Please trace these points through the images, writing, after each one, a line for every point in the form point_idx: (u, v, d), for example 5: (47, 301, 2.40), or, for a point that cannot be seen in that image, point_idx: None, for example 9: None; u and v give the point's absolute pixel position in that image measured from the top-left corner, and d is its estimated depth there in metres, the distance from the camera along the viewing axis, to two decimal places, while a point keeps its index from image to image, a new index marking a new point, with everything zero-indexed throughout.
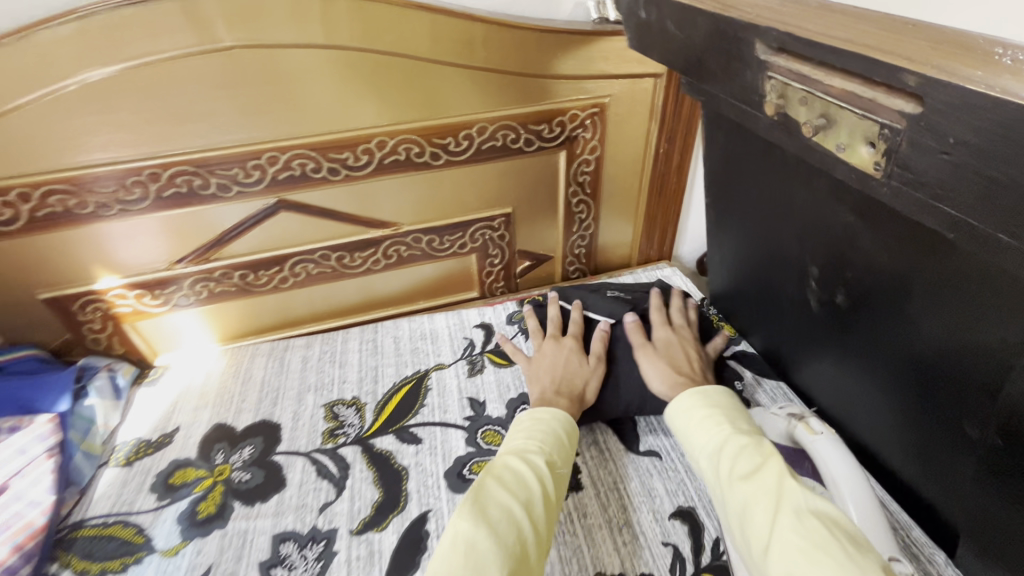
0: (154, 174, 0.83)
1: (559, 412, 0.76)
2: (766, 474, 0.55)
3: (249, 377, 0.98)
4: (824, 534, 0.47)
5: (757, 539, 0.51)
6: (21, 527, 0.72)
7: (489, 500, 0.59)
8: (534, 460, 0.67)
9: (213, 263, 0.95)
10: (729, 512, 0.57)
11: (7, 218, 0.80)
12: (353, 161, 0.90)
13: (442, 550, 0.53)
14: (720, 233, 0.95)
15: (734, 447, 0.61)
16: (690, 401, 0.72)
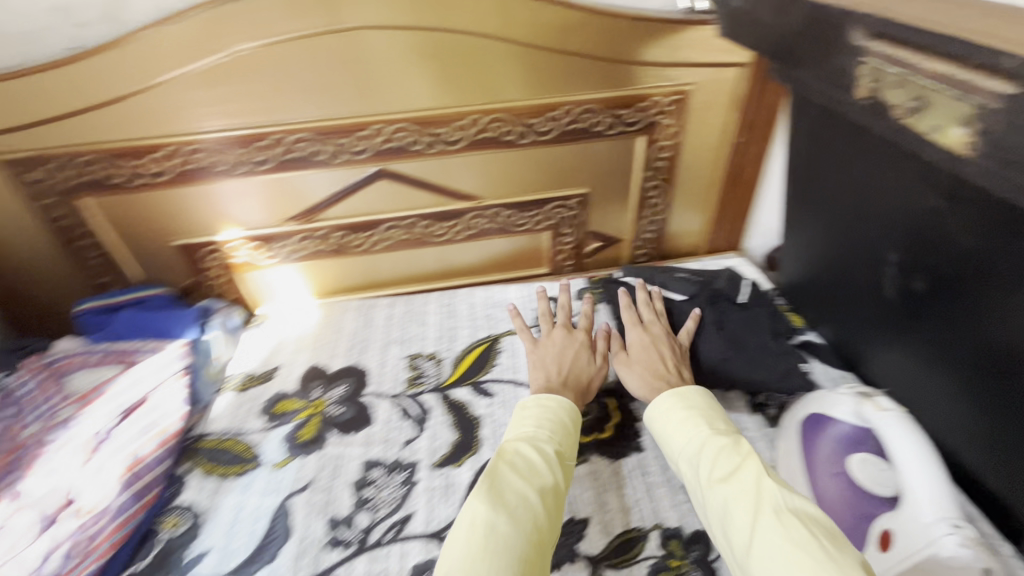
0: (277, 139, 0.94)
1: (564, 399, 0.77)
2: (745, 474, 0.58)
3: (340, 328, 1.09)
4: (805, 532, 0.50)
5: (738, 536, 0.54)
6: (160, 430, 0.84)
7: (503, 487, 0.61)
8: (544, 448, 0.68)
9: (317, 223, 1.06)
10: (709, 510, 0.60)
11: (159, 171, 0.94)
12: (448, 136, 0.98)
13: (460, 533, 0.56)
14: (800, 221, 0.96)
15: (713, 449, 0.64)
16: (669, 401, 0.74)
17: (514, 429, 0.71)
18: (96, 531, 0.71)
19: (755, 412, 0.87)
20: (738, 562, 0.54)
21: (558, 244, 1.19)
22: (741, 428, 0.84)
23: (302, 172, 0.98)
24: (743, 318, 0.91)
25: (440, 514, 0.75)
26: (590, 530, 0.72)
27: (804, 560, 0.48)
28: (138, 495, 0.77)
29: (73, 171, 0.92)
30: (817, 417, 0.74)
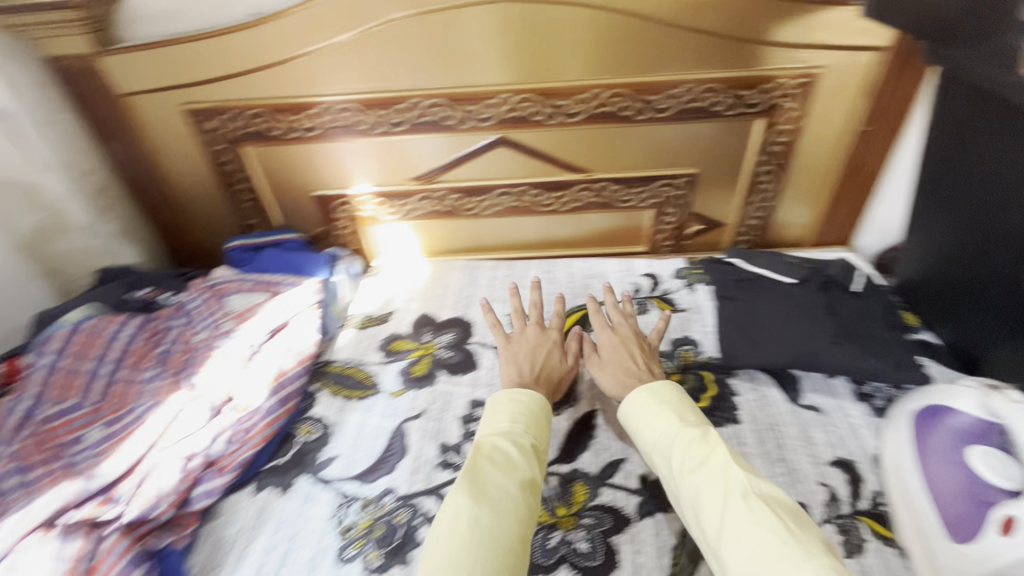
0: (415, 103, 1.02)
1: (535, 392, 0.78)
2: (714, 464, 0.62)
3: (448, 284, 1.18)
4: (772, 519, 0.55)
5: (710, 523, 0.58)
6: (299, 351, 0.95)
7: (483, 483, 0.63)
8: (520, 441, 0.69)
9: (437, 184, 1.14)
10: (680, 498, 0.64)
11: (311, 126, 1.06)
12: (569, 109, 1.03)
13: (447, 525, 0.59)
14: (931, 213, 0.92)
15: (684, 440, 0.66)
16: (641, 396, 0.76)
17: (491, 422, 0.72)
18: (253, 425, 0.84)
19: (860, 400, 0.86)
20: (710, 547, 0.59)
21: (659, 223, 1.21)
22: (845, 414, 0.84)
23: (421, 137, 1.07)
24: (858, 311, 0.92)
25: None
26: None
27: (773, 544, 0.53)
28: (283, 401, 0.89)
29: (240, 123, 1.05)
30: (932, 409, 0.73)
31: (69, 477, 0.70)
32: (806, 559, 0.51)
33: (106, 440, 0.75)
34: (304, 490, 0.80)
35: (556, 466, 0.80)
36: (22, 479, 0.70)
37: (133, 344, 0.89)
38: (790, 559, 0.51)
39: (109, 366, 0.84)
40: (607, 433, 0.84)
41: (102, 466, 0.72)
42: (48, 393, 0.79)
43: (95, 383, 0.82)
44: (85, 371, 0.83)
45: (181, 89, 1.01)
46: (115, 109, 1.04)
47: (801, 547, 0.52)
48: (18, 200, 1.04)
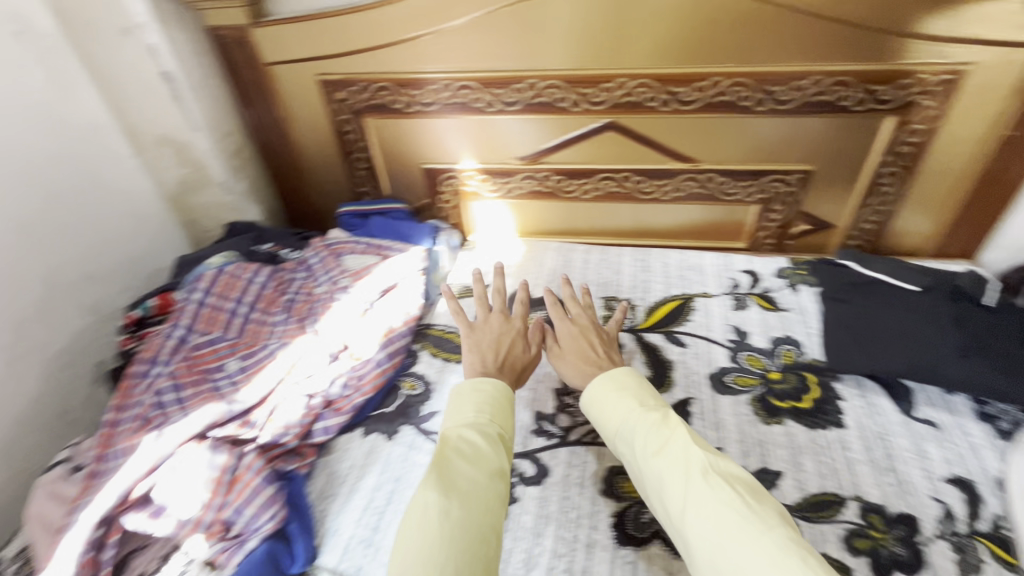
0: (532, 83, 1.05)
1: (498, 381, 0.78)
2: (675, 446, 0.65)
3: (542, 263, 1.21)
4: (731, 496, 0.59)
5: (674, 503, 0.61)
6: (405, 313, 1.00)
7: (452, 475, 0.64)
8: (485, 431, 0.70)
9: (541, 165, 1.17)
10: (646, 482, 0.66)
11: (430, 101, 1.11)
12: (686, 96, 1.02)
13: (416, 517, 0.60)
14: None
15: (644, 424, 0.69)
16: (602, 383, 0.78)
17: (455, 415, 0.72)
18: (364, 373, 0.90)
19: (982, 421, 0.81)
20: (675, 527, 0.61)
21: (764, 220, 1.17)
22: (965, 432, 0.80)
23: (534, 117, 1.10)
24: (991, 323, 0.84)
25: None
26: (783, 482, 0.75)
27: (734, 519, 0.56)
28: (390, 355, 0.94)
29: (365, 95, 1.13)
30: None
31: (215, 399, 0.79)
32: (764, 531, 0.55)
33: (242, 371, 0.85)
34: (408, 438, 0.86)
35: None
36: (178, 394, 0.80)
37: (264, 289, 0.98)
38: (747, 531, 0.55)
39: (245, 306, 0.94)
40: (702, 421, 0.84)
41: (240, 392, 0.81)
42: (197, 324, 0.89)
43: (235, 320, 0.92)
44: (226, 307, 0.92)
45: (318, 60, 1.09)
46: (257, 77, 1.14)
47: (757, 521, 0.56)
48: (170, 155, 1.16)
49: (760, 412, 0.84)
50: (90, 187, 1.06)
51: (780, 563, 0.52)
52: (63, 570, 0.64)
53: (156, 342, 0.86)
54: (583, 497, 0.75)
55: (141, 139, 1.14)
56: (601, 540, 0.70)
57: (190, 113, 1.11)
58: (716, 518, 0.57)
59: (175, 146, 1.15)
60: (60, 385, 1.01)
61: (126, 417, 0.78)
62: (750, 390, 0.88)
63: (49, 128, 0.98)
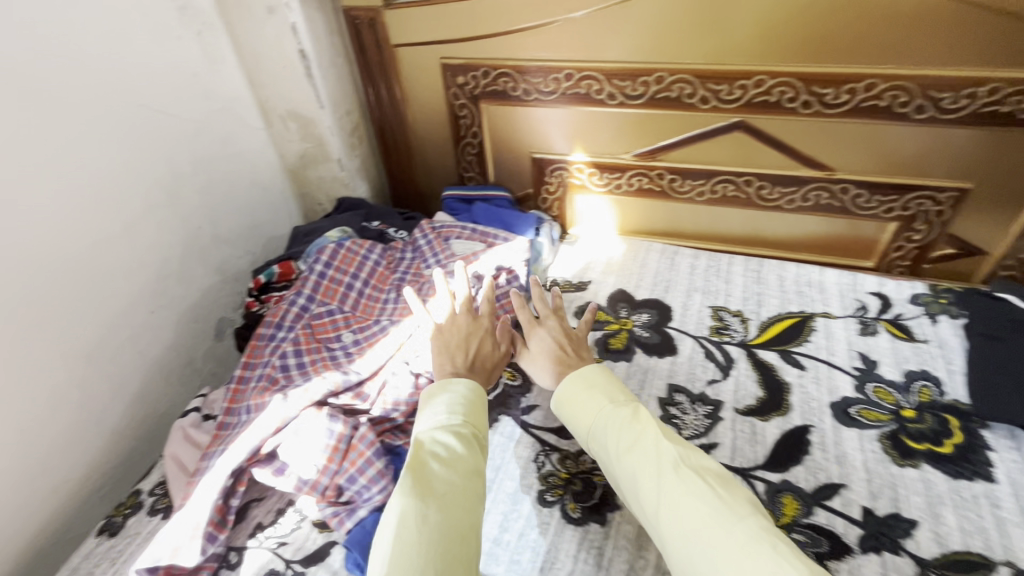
0: (660, 77, 1.01)
1: (465, 380, 0.76)
2: (646, 441, 0.66)
3: (645, 264, 1.17)
4: (704, 489, 0.59)
5: (648, 498, 0.62)
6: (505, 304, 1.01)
7: (426, 477, 0.63)
8: (459, 432, 0.69)
9: (656, 162, 1.12)
10: (621, 479, 0.66)
11: (550, 90, 1.09)
12: (832, 98, 0.94)
13: (391, 527, 0.58)
14: None
15: (617, 422, 0.69)
16: (568, 384, 0.77)
17: (424, 419, 0.70)
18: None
19: None
20: (650, 523, 0.62)
21: (901, 239, 1.07)
22: None
23: (655, 112, 1.05)
24: None
25: (746, 455, 0.78)
26: (919, 532, 0.68)
27: (706, 511, 0.57)
28: None
29: (483, 81, 1.13)
30: None
31: (331, 368, 0.83)
32: (734, 520, 0.56)
33: (357, 345, 0.88)
34: (507, 429, 0.86)
35: (762, 473, 0.76)
36: (300, 360, 0.85)
37: (377, 266, 1.01)
38: (720, 522, 0.56)
39: (361, 281, 0.97)
40: (823, 452, 0.78)
41: (355, 363, 0.85)
42: (318, 293, 0.93)
43: (351, 294, 0.95)
44: (344, 281, 0.96)
45: (443, 44, 1.10)
46: (381, 58, 1.17)
47: (728, 514, 0.57)
48: (295, 130, 1.22)
49: (891, 452, 0.77)
50: (225, 156, 1.14)
51: (753, 552, 0.53)
52: (201, 513, 0.69)
53: (281, 308, 0.91)
54: None
55: (270, 113, 1.20)
56: None
57: (319, 91, 1.14)
58: (689, 515, 0.58)
59: (301, 121, 1.20)
60: (188, 338, 1.09)
61: (256, 377, 0.84)
62: (879, 426, 0.81)
63: (198, 99, 1.05)
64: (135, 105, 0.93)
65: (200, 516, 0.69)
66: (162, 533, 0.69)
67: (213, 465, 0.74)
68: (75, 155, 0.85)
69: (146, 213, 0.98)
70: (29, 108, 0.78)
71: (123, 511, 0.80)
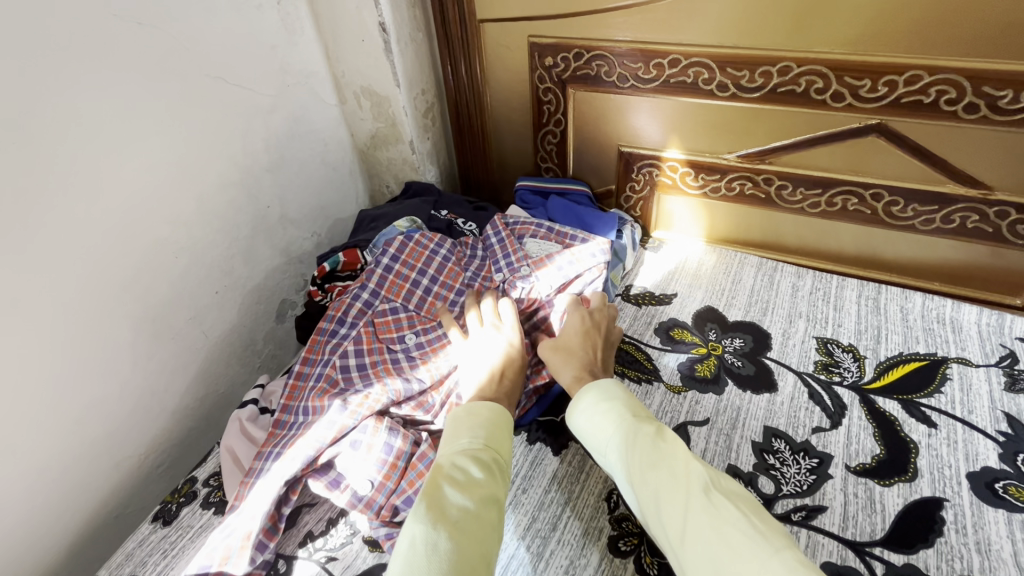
0: (785, 68, 0.86)
1: (491, 402, 0.69)
2: (671, 459, 0.58)
3: (739, 279, 1.03)
4: (736, 516, 0.52)
5: (670, 522, 0.54)
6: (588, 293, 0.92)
7: (436, 499, 0.56)
8: (480, 458, 0.62)
9: (764, 166, 0.98)
10: (641, 502, 0.58)
11: (650, 77, 0.97)
12: (1008, 102, 0.76)
13: (400, 555, 0.52)
14: None
15: (639, 436, 0.62)
16: (587, 395, 0.70)
17: (446, 443, 0.64)
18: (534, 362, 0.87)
19: None
20: (674, 554, 0.53)
21: None
22: None
23: (773, 108, 0.91)
24: None
25: (862, 527, 0.66)
26: None
27: (737, 540, 0.49)
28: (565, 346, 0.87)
29: (574, 64, 1.02)
30: None
31: (393, 374, 0.78)
32: (772, 553, 0.48)
33: (418, 349, 0.83)
34: (575, 459, 0.78)
35: (882, 552, 0.64)
36: (360, 362, 0.80)
37: (444, 262, 0.93)
38: (754, 553, 0.48)
39: (428, 280, 0.90)
40: (961, 536, 0.65)
41: (419, 370, 0.79)
42: (382, 289, 0.88)
43: (416, 291, 0.89)
44: (410, 278, 0.90)
45: (534, 20, 1.01)
46: (464, 34, 1.08)
47: (764, 545, 0.49)
48: (368, 108, 1.16)
49: None
50: (298, 132, 1.09)
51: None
52: (252, 521, 0.66)
53: (343, 304, 0.86)
54: None
55: (345, 90, 1.15)
56: None
57: (396, 68, 1.07)
58: (719, 545, 0.50)
59: (375, 99, 1.13)
60: (251, 319, 1.07)
61: (315, 375, 0.79)
62: None
63: (274, 72, 1.01)
64: (211, 76, 0.89)
65: (252, 524, 0.66)
66: (215, 537, 0.66)
67: (269, 469, 0.71)
68: (150, 125, 0.82)
69: (217, 189, 0.95)
70: (109, 75, 0.75)
71: (177, 499, 0.78)
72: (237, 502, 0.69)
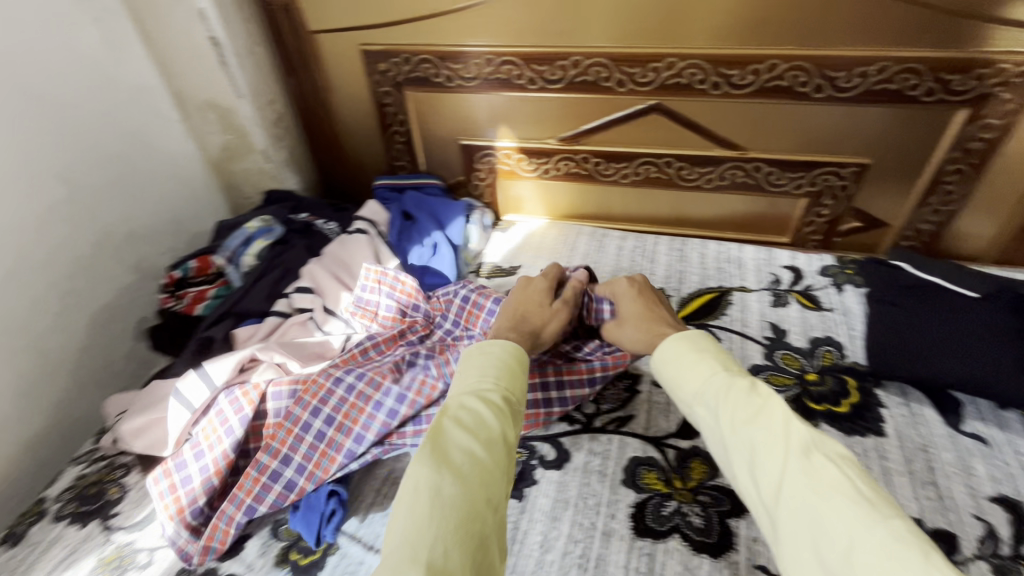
0: (577, 61, 1.02)
1: (502, 339, 0.74)
2: (770, 414, 0.58)
3: (575, 246, 1.18)
4: (842, 477, 0.51)
5: (766, 476, 0.55)
6: None
7: (448, 446, 0.59)
8: (492, 400, 0.64)
9: (580, 146, 1.14)
10: (730, 449, 0.59)
11: (471, 76, 1.09)
12: (738, 79, 0.97)
13: (409, 498, 0.54)
14: None
15: (733, 390, 0.62)
16: (674, 347, 0.72)
17: (459, 382, 0.67)
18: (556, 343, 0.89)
19: None
20: (764, 504, 0.55)
21: (811, 215, 1.12)
22: (1016, 451, 0.75)
23: (576, 96, 1.07)
24: None
25: (660, 426, 0.81)
26: None
27: (839, 498, 0.49)
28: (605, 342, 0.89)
29: (406, 67, 1.12)
30: None
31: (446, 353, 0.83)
32: (880, 519, 0.47)
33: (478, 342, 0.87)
34: None
35: (674, 440, 0.79)
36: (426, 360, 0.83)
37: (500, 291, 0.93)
38: (860, 515, 0.48)
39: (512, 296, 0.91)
40: None
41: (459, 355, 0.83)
42: (460, 318, 0.89)
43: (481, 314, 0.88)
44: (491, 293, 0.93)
45: (362, 29, 1.10)
46: (300, 46, 1.15)
47: (867, 507, 0.48)
48: (215, 120, 1.18)
49: None
50: (138, 148, 1.09)
51: (897, 555, 0.44)
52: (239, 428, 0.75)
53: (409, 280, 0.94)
54: (603, 485, 0.74)
55: (187, 104, 1.16)
56: (618, 530, 0.69)
57: (235, 78, 1.12)
58: (813, 498, 0.50)
59: (219, 111, 1.16)
60: (103, 340, 1.05)
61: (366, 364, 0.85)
62: (785, 390, 0.85)
63: (100, 88, 1.01)
64: (25, 92, 0.88)
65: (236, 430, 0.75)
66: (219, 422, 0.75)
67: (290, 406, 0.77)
68: None
69: (47, 209, 0.93)
70: None
71: (26, 520, 0.77)
72: (267, 442, 0.74)
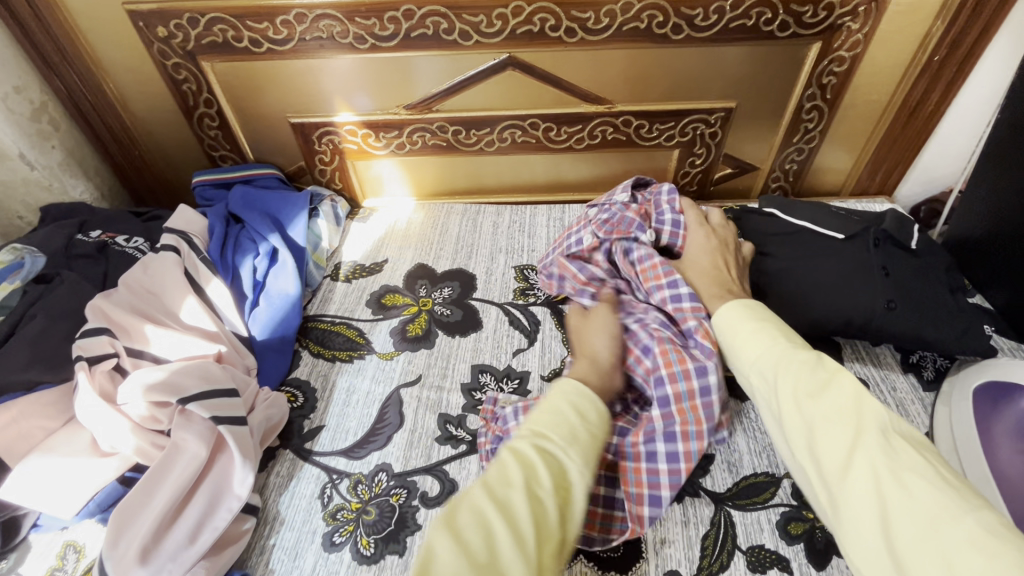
0: (410, 12, 0.85)
1: (566, 383, 0.57)
2: (841, 390, 0.52)
3: (445, 229, 1.03)
4: (920, 461, 0.46)
5: (830, 458, 0.49)
6: (619, 226, 0.81)
7: (460, 519, 0.44)
8: (530, 458, 0.49)
9: (432, 114, 0.98)
10: (787, 426, 0.53)
11: (283, 37, 0.88)
12: (593, 23, 0.86)
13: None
14: (990, 166, 0.82)
15: (794, 361, 0.56)
16: (735, 313, 0.64)
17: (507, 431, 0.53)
18: (629, 267, 0.77)
19: (906, 370, 0.78)
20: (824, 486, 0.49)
21: (686, 165, 1.07)
22: (892, 386, 0.76)
23: (415, 54, 0.90)
24: (915, 269, 0.77)
25: None
26: (715, 466, 0.68)
27: (921, 486, 0.44)
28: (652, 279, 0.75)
29: (194, 32, 0.88)
30: (998, 383, 0.68)
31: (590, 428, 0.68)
32: (969, 506, 0.42)
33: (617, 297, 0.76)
34: (285, 467, 0.69)
35: None
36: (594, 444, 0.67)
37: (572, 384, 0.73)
38: (944, 506, 0.43)
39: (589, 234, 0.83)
40: None
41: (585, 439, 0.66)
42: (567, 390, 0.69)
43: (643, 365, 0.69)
44: (566, 244, 0.85)
45: None
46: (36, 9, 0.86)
47: (952, 496, 0.43)
48: None
49: None
50: None
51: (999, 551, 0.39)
52: (226, 496, 0.62)
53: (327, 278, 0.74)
54: None
55: None
56: None
57: None
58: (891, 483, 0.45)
59: None
60: None
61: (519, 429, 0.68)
62: None
63: None
64: None
65: (230, 498, 0.62)
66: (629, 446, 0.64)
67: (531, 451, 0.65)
68: None
69: None
70: None
71: None
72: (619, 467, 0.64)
